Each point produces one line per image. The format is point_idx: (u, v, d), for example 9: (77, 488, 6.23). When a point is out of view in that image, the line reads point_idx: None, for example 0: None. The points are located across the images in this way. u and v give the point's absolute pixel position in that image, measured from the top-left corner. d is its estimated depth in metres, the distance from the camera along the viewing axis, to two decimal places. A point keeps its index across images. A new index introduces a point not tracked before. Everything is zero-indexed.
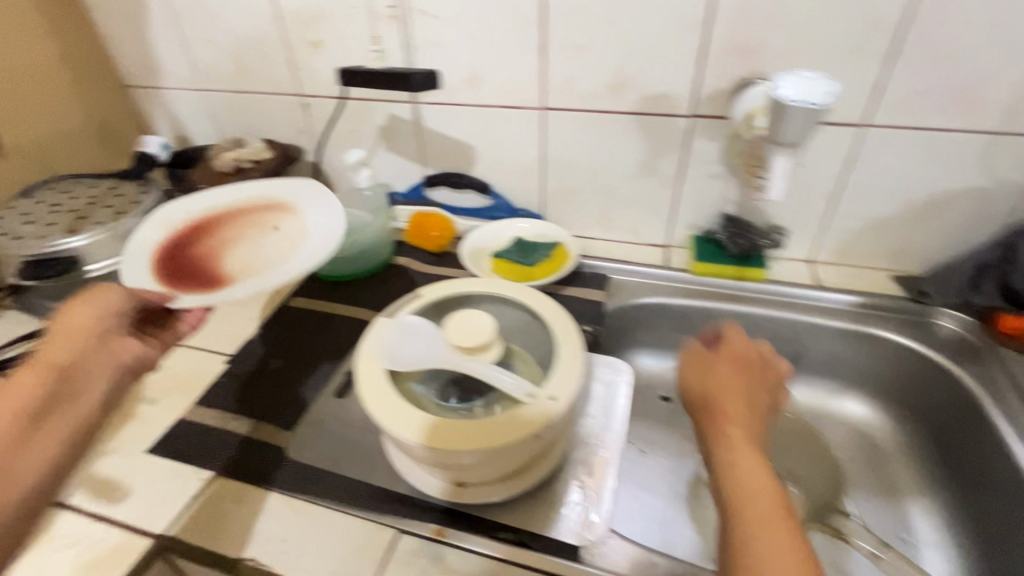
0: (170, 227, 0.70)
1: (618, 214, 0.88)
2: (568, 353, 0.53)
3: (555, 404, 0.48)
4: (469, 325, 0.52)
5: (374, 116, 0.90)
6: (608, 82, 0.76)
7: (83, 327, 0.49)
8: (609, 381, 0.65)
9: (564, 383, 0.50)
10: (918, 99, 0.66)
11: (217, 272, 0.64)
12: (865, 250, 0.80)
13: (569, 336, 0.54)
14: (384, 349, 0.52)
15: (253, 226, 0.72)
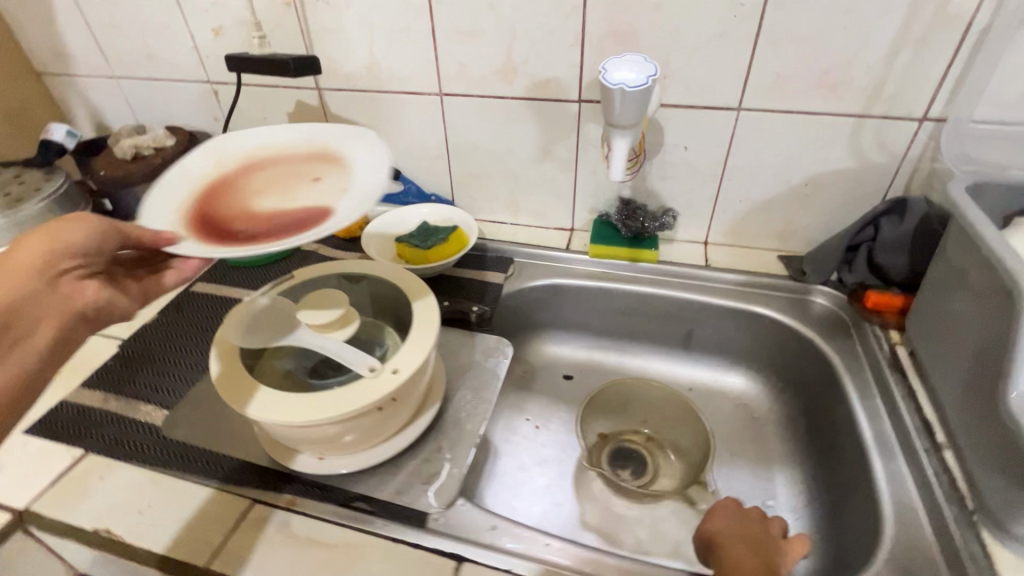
0: (217, 161, 0.61)
1: (523, 198, 0.90)
2: (421, 328, 0.55)
3: (394, 377, 0.50)
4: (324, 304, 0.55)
5: (282, 103, 0.91)
6: (498, 68, 0.77)
7: (32, 262, 0.41)
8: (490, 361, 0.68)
9: (409, 357, 0.52)
10: (783, 84, 0.68)
11: (236, 220, 0.52)
12: (754, 231, 0.83)
13: (426, 313, 0.56)
14: (239, 328, 0.54)
15: (296, 176, 0.59)
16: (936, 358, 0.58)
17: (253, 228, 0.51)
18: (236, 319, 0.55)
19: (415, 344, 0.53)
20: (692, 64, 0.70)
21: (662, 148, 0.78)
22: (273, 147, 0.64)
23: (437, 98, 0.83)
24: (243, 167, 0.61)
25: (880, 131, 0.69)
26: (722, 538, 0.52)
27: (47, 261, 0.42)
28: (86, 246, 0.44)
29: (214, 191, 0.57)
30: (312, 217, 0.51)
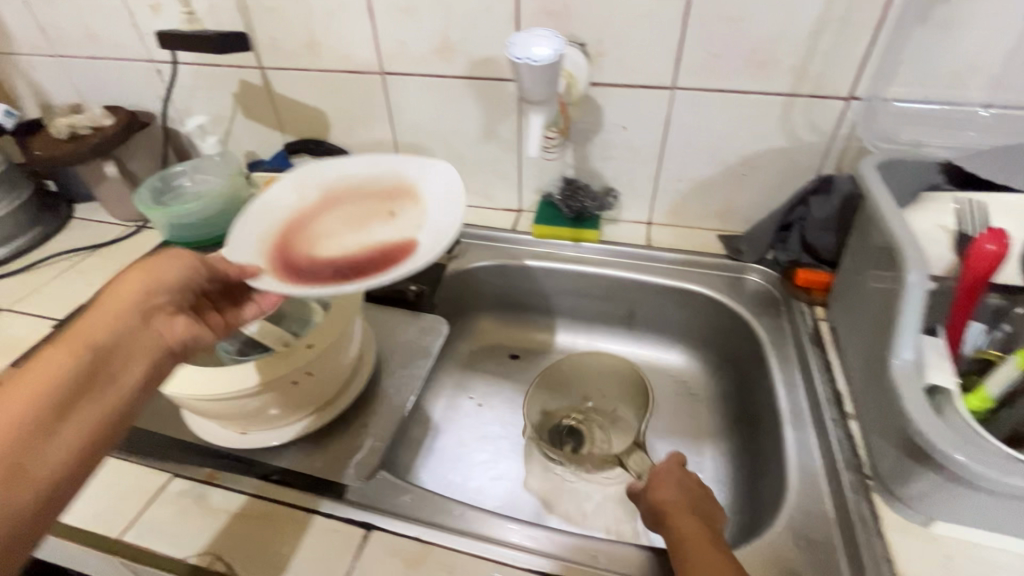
0: (301, 189, 0.61)
1: (471, 179, 0.90)
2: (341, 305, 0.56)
3: (308, 351, 0.51)
4: None
5: (226, 83, 0.90)
6: (437, 47, 0.77)
7: (129, 298, 0.42)
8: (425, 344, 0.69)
9: (326, 332, 0.53)
10: (715, 62, 0.69)
11: (315, 260, 0.52)
12: (695, 211, 0.84)
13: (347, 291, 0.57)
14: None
15: (370, 211, 0.59)
16: (852, 332, 0.60)
17: (335, 268, 0.51)
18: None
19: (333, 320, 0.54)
20: (626, 42, 0.70)
21: (601, 127, 0.78)
22: (348, 177, 0.63)
23: (379, 77, 0.83)
24: (324, 200, 0.60)
25: (810, 110, 0.70)
26: (672, 508, 0.48)
27: (142, 298, 0.42)
28: (174, 281, 0.45)
29: (294, 227, 0.56)
30: (394, 259, 0.50)
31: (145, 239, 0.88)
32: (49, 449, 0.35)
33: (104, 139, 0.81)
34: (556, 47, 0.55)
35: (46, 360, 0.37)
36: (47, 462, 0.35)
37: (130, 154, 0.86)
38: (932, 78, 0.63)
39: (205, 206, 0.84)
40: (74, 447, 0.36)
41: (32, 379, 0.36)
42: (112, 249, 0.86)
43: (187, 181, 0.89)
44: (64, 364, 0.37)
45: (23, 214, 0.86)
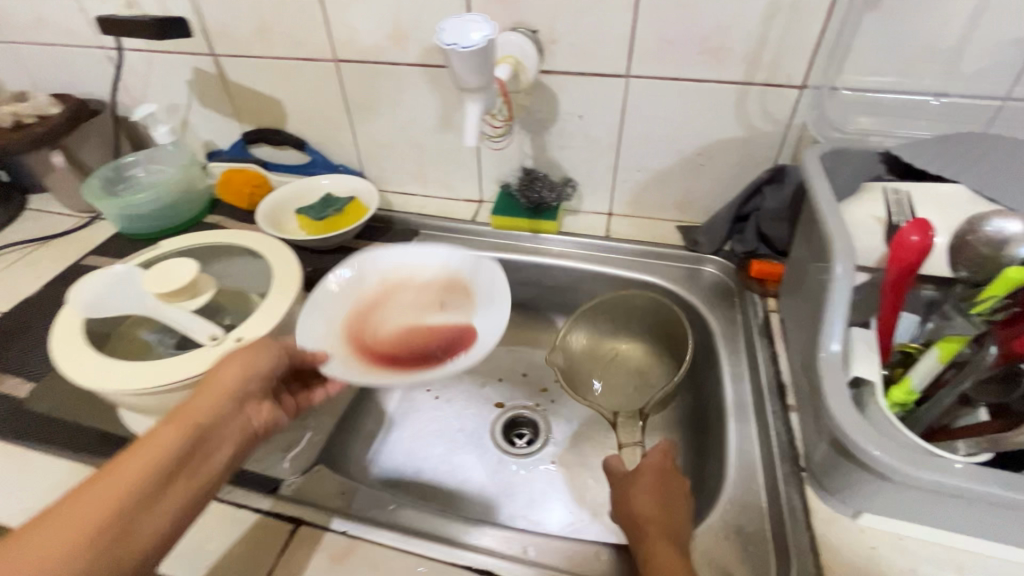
0: (371, 271, 0.64)
1: (430, 169, 0.89)
2: (276, 297, 0.55)
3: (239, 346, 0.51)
4: (172, 271, 0.54)
5: (179, 70, 0.88)
6: (389, 33, 0.75)
7: (233, 381, 0.44)
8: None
9: (258, 326, 0.53)
10: (668, 50, 0.68)
11: (378, 352, 0.55)
12: (654, 202, 0.83)
13: (283, 282, 0.57)
14: (79, 298, 0.52)
15: (427, 306, 0.61)
16: (795, 325, 0.60)
17: (393, 359, 0.54)
18: (77, 289, 0.53)
19: (266, 313, 0.54)
20: (579, 29, 0.68)
21: (558, 117, 0.77)
22: (409, 261, 0.65)
23: (333, 65, 0.81)
24: (391, 287, 0.63)
25: (763, 99, 0.69)
26: (649, 526, 0.46)
27: (241, 379, 0.45)
28: (270, 368, 0.47)
29: (360, 314, 0.59)
30: (443, 361, 0.52)
31: (97, 231, 0.86)
32: (150, 518, 0.36)
33: (49, 128, 0.78)
34: (487, 33, 0.49)
35: (158, 435, 0.39)
36: (147, 531, 0.35)
37: (78, 143, 0.84)
38: (883, 67, 0.63)
39: (158, 196, 0.83)
40: (169, 518, 0.37)
41: (145, 450, 0.38)
42: (62, 241, 0.85)
43: (141, 171, 0.88)
44: (177, 443, 0.39)
45: None
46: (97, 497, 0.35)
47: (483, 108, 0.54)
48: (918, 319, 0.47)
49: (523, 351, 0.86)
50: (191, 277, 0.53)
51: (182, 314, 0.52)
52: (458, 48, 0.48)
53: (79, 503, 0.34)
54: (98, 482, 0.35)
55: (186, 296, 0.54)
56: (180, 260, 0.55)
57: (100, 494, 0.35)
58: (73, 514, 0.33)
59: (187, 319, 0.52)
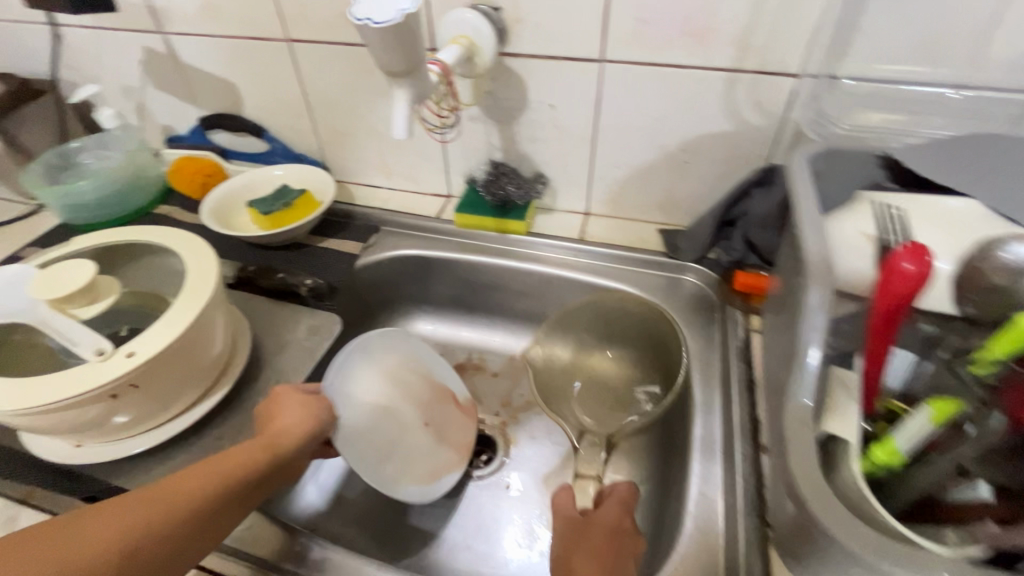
0: (376, 345, 0.59)
1: (394, 160, 0.82)
2: (183, 305, 0.49)
3: (129, 362, 0.44)
4: (63, 274, 0.48)
5: (129, 49, 0.82)
6: (341, 9, 0.68)
7: (286, 439, 0.47)
8: (316, 343, 0.62)
9: (155, 339, 0.46)
10: (645, 31, 0.59)
11: (375, 452, 0.56)
12: (635, 201, 0.75)
13: (196, 287, 0.50)
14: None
15: (421, 413, 0.61)
16: (774, 348, 0.53)
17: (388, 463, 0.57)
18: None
19: (168, 324, 0.47)
20: (547, 8, 0.60)
21: (527, 105, 0.69)
22: (406, 353, 0.61)
23: (285, 45, 0.74)
24: (393, 382, 0.59)
25: (756, 89, 0.60)
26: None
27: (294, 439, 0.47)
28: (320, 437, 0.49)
29: (364, 421, 0.55)
30: (427, 482, 0.60)
31: (42, 220, 0.82)
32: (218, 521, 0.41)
33: None
34: (405, 8, 0.44)
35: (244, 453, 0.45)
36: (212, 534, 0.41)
37: (21, 127, 0.79)
38: (894, 54, 0.54)
39: (101, 185, 0.77)
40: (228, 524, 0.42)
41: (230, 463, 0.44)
42: (5, 229, 0.81)
43: (90, 158, 0.83)
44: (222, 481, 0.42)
45: None
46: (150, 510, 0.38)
47: (415, 96, 0.49)
48: (916, 357, 0.39)
49: (488, 361, 0.79)
50: (82, 281, 0.47)
51: (67, 324, 0.46)
52: (372, 24, 0.43)
53: (130, 512, 0.38)
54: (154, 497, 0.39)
55: (80, 304, 0.48)
56: (76, 262, 0.49)
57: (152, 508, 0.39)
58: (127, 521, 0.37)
59: (71, 329, 0.46)
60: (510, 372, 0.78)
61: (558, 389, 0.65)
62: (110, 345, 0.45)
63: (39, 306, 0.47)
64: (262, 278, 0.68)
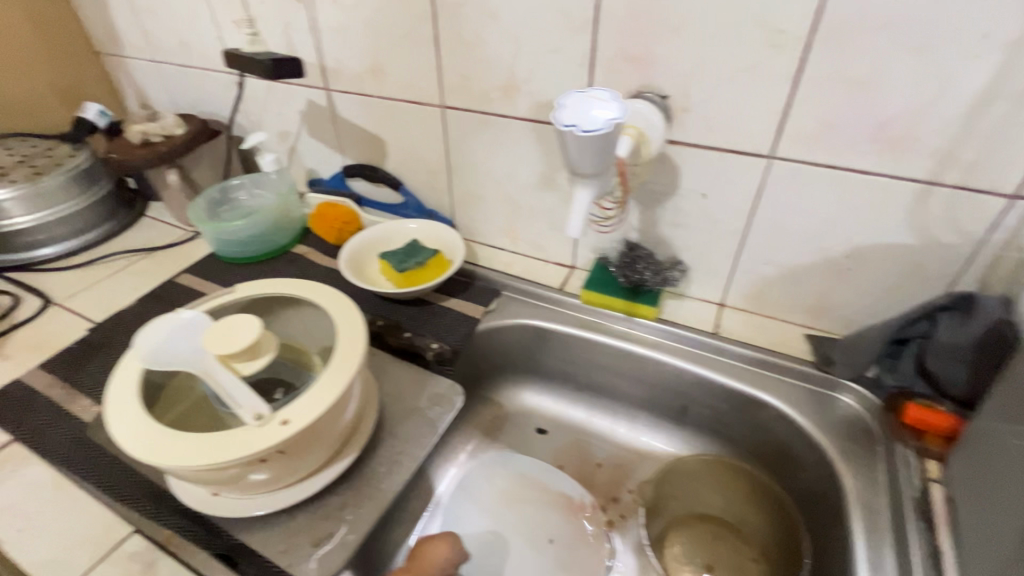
0: (496, 471, 0.74)
1: (522, 226, 0.82)
2: (334, 374, 0.49)
3: (284, 430, 0.45)
4: (235, 331, 0.50)
5: (295, 101, 0.89)
6: (501, 84, 0.69)
7: None
8: (433, 412, 0.61)
9: (309, 408, 0.47)
10: (826, 133, 0.55)
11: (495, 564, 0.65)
12: (780, 301, 0.69)
13: (347, 354, 0.51)
14: (143, 346, 0.51)
15: (544, 522, 0.69)
16: (975, 517, 0.45)
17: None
18: (144, 336, 0.51)
19: (321, 392, 0.48)
20: (717, 102, 0.59)
21: (676, 192, 0.67)
22: (516, 471, 0.74)
23: (438, 110, 0.77)
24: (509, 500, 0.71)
25: (951, 205, 0.54)
26: None
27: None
28: None
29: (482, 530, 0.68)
30: None
31: (197, 248, 0.89)
32: None
33: (171, 149, 0.82)
34: (614, 117, 0.47)
35: None
36: None
37: (195, 164, 0.88)
38: None
39: (255, 224, 0.83)
40: None
41: None
42: (165, 253, 0.88)
43: (244, 195, 0.89)
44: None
45: (98, 209, 0.91)
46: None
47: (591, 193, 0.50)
48: None
49: (595, 447, 0.75)
50: (250, 340, 0.49)
51: (230, 381, 0.47)
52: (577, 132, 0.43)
53: None
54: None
55: (242, 360, 0.49)
56: (246, 320, 0.51)
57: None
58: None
59: (233, 388, 0.47)
60: (621, 463, 0.73)
61: (666, 500, 0.70)
62: (269, 410, 0.46)
63: (207, 358, 0.49)
64: (391, 335, 0.70)
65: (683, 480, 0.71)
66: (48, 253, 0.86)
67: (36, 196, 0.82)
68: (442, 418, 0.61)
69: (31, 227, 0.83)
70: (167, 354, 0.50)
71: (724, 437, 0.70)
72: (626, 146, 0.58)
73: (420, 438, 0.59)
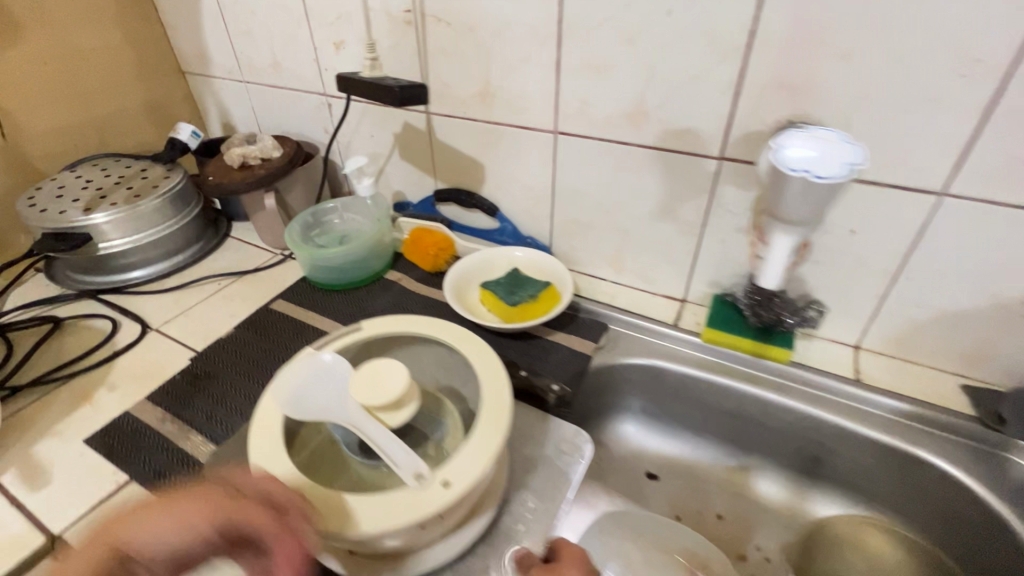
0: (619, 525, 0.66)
1: (630, 256, 0.78)
2: (488, 429, 0.47)
3: (446, 493, 0.43)
4: (376, 380, 0.48)
5: (390, 123, 0.87)
6: (627, 110, 0.66)
7: None
8: (564, 458, 0.58)
9: (468, 468, 0.44)
10: (1016, 169, 0.50)
11: None
12: (931, 346, 0.63)
13: (497, 406, 0.49)
14: (288, 390, 0.50)
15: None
16: None
17: None
18: (287, 379, 0.51)
19: (478, 449, 0.45)
20: (883, 134, 0.54)
21: (819, 227, 0.62)
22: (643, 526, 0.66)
23: (550, 135, 0.73)
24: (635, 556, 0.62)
25: None
26: None
27: None
28: None
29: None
30: None
31: (288, 272, 0.87)
32: None
33: (269, 172, 0.81)
34: (852, 163, 0.48)
35: None
36: None
37: (290, 187, 0.86)
38: None
39: (348, 252, 0.80)
40: None
41: None
42: (256, 277, 0.86)
43: (337, 219, 0.88)
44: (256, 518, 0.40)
45: (188, 230, 0.89)
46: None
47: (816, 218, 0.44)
48: None
49: (713, 496, 0.70)
50: (398, 388, 0.47)
51: (379, 434, 0.46)
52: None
53: None
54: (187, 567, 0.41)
55: (387, 410, 0.47)
56: (384, 366, 0.49)
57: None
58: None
59: (384, 443, 0.45)
60: (747, 516, 0.68)
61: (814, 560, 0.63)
62: (427, 469, 0.44)
63: (353, 407, 0.48)
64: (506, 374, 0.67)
65: (837, 540, 0.64)
66: (140, 275, 0.85)
67: (133, 219, 0.81)
68: (575, 467, 0.57)
69: (127, 250, 0.82)
70: (311, 401, 0.49)
71: (866, 494, 0.64)
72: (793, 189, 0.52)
73: (554, 490, 0.55)
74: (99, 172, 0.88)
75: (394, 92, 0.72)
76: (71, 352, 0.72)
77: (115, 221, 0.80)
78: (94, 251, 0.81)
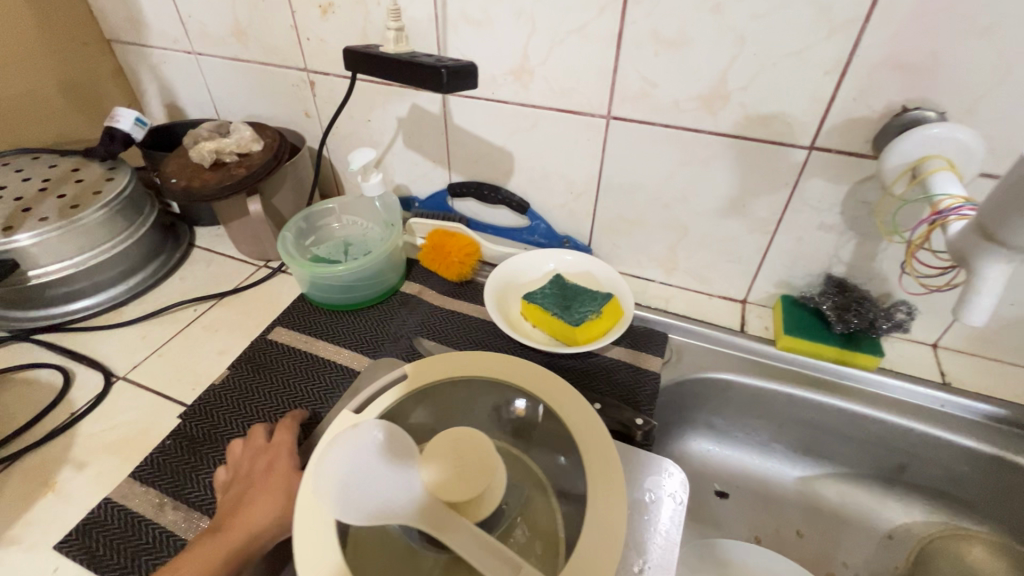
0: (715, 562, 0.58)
1: (686, 256, 0.69)
2: (602, 510, 0.38)
3: None
4: (459, 464, 0.39)
5: (392, 105, 0.72)
6: (702, 93, 0.56)
7: None
8: (655, 500, 0.47)
9: (603, 555, 0.36)
10: None
11: None
12: (1017, 344, 0.60)
13: (604, 478, 0.40)
14: (331, 477, 0.38)
15: None
16: None
17: None
18: (332, 460, 0.39)
19: (601, 528, 0.38)
20: (1008, 125, 0.48)
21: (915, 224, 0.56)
22: (743, 556, 0.58)
23: (601, 121, 0.62)
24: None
25: None
26: None
27: None
28: None
29: None
30: None
31: (281, 289, 0.73)
32: None
33: (251, 171, 0.65)
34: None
35: None
36: None
37: (276, 187, 0.71)
38: None
39: (358, 268, 0.66)
40: None
41: None
42: (241, 298, 0.71)
43: (336, 222, 0.74)
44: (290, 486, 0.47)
45: (146, 244, 0.72)
46: (234, 474, 0.48)
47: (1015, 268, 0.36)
48: None
49: (789, 512, 0.66)
50: (486, 478, 0.38)
51: (470, 538, 0.36)
52: None
53: None
54: (234, 487, 0.46)
55: (473, 502, 0.38)
56: (466, 442, 0.40)
57: (234, 451, 0.50)
58: (243, 452, 0.49)
59: (479, 551, 0.36)
60: (828, 529, 0.64)
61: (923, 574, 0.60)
62: None
63: (428, 496, 0.38)
64: None
65: (945, 551, 0.61)
66: (87, 305, 0.67)
67: (74, 238, 0.63)
68: (671, 515, 0.46)
69: (69, 277, 0.65)
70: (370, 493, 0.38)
71: (950, 500, 0.62)
72: (949, 181, 0.45)
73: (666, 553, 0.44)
74: (15, 176, 0.69)
75: (441, 80, 0.56)
76: (11, 421, 0.56)
77: (50, 241, 0.61)
78: (24, 281, 0.62)
